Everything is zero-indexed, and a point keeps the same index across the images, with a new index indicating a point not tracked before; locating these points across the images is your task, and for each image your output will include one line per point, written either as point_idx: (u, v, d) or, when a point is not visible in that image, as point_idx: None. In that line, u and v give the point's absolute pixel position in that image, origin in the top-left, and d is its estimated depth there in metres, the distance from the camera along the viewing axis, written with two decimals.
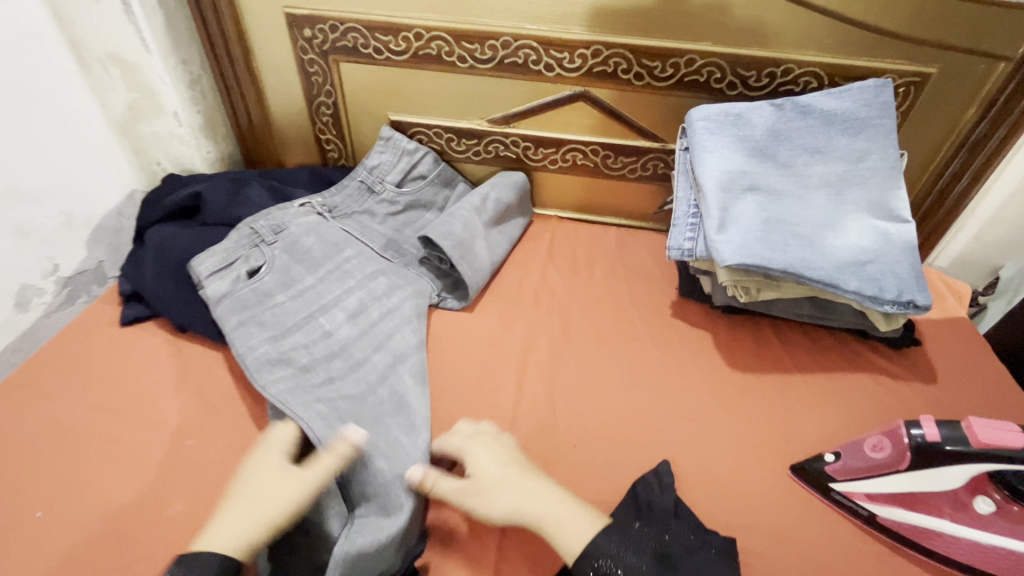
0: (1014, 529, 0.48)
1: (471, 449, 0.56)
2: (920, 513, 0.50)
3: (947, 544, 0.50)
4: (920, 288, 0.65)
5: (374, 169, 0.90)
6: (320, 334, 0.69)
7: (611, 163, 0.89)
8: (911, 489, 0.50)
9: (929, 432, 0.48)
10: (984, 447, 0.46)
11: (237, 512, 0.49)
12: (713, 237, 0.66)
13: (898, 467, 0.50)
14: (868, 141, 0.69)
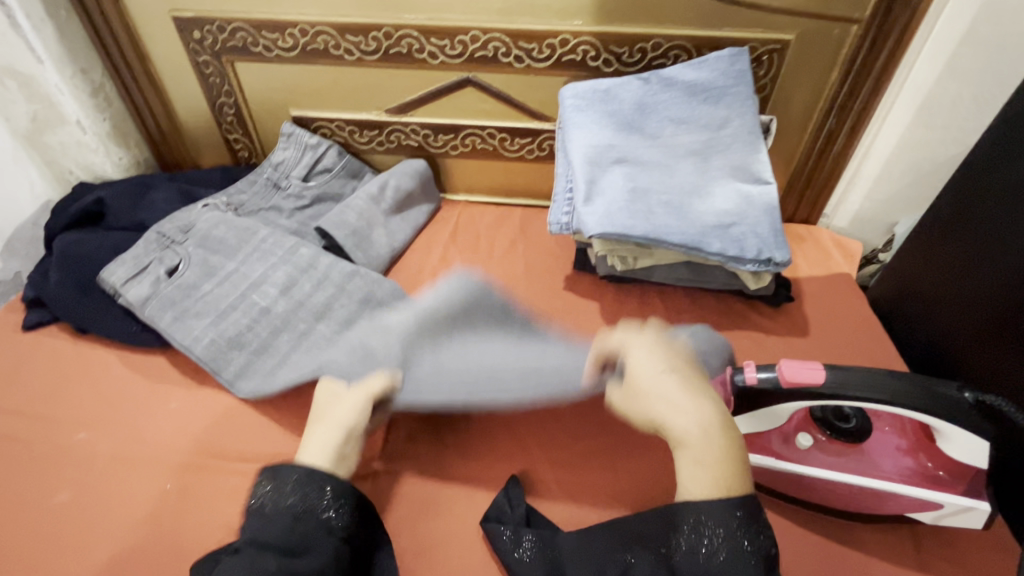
0: (829, 460, 0.52)
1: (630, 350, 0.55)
2: (750, 453, 0.54)
3: (775, 479, 0.53)
4: (779, 245, 0.69)
5: (279, 166, 0.92)
6: (255, 309, 0.71)
7: (508, 145, 0.92)
8: (741, 432, 0.54)
9: (749, 380, 0.51)
10: (791, 385, 0.49)
11: (319, 430, 0.56)
12: (581, 209, 0.69)
13: (727, 412, 0.53)
14: (728, 109, 0.72)
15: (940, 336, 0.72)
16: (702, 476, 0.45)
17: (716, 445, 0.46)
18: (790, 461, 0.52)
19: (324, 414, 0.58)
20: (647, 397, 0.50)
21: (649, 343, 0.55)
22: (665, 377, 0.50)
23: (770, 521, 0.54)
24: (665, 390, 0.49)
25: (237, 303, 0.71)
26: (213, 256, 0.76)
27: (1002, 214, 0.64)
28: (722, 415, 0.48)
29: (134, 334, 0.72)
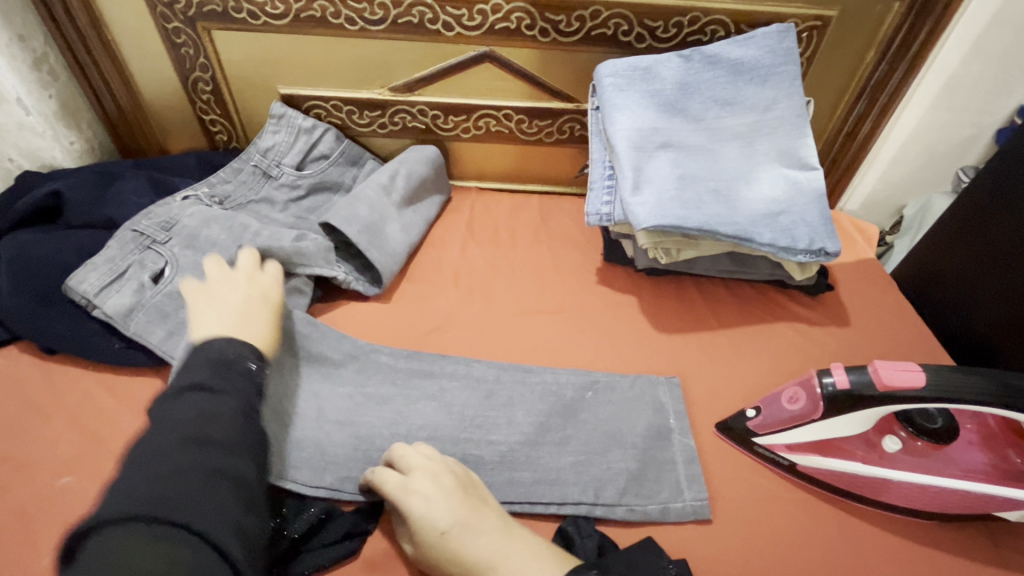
0: (916, 463, 0.51)
1: (412, 491, 0.47)
2: (840, 459, 0.52)
3: (863, 484, 0.52)
4: (829, 235, 0.66)
5: (269, 152, 0.82)
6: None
7: (526, 127, 0.85)
8: (828, 438, 0.52)
9: (841, 382, 0.49)
10: (889, 390, 0.47)
11: (233, 310, 0.54)
12: (628, 199, 0.63)
13: (811, 417, 0.51)
14: (775, 90, 0.68)
15: (975, 321, 0.72)
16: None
17: (526, 561, 0.43)
18: (879, 466, 0.51)
19: (231, 300, 0.55)
20: (439, 559, 0.45)
21: (414, 487, 0.47)
22: (445, 537, 0.45)
23: (849, 525, 0.52)
24: (455, 551, 0.44)
25: None
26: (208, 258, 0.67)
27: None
28: (470, 535, 0.45)
29: (115, 352, 0.62)
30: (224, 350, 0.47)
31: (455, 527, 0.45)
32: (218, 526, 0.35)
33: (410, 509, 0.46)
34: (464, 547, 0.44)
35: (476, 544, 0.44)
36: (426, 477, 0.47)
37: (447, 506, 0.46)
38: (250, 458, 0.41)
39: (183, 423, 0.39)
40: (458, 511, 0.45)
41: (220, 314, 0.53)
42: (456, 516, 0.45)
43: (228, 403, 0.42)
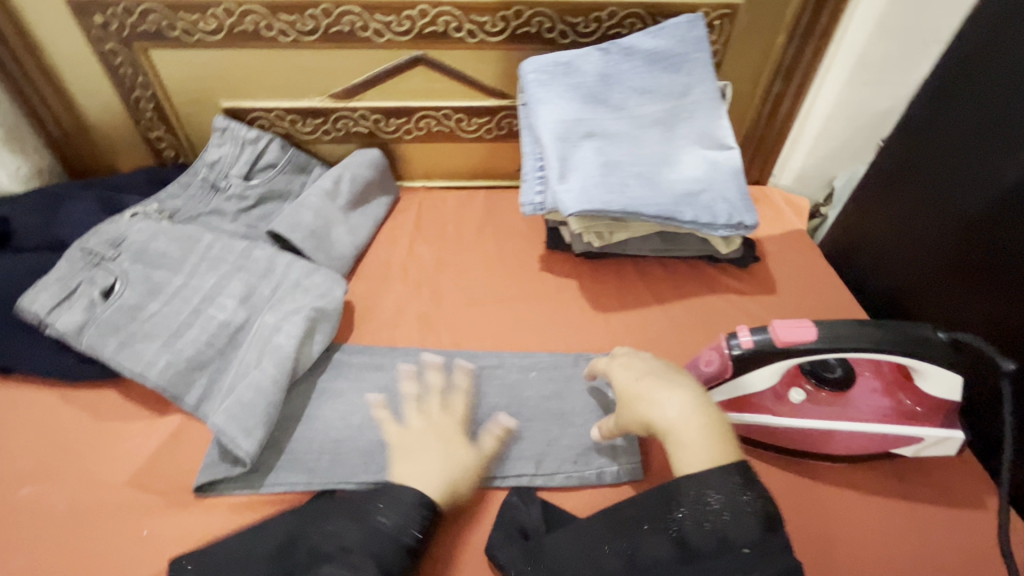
0: (821, 411, 0.56)
1: (614, 367, 0.57)
2: (752, 413, 0.56)
3: (775, 433, 0.56)
4: (747, 209, 0.71)
5: (216, 165, 0.84)
6: (215, 323, 0.64)
7: (465, 125, 0.88)
8: (739, 396, 0.56)
9: (747, 343, 0.53)
10: (787, 344, 0.52)
11: (432, 454, 0.53)
12: (556, 187, 0.67)
13: (722, 378, 0.55)
14: (689, 77, 0.73)
15: (888, 284, 0.77)
16: (701, 453, 0.46)
17: (702, 423, 0.48)
18: (787, 416, 0.55)
19: (416, 449, 0.54)
20: (641, 401, 0.51)
21: (624, 359, 0.57)
22: (639, 382, 0.53)
23: (767, 473, 0.57)
24: (646, 393, 0.51)
25: (195, 326, 0.64)
26: (159, 272, 0.69)
27: (937, 167, 0.69)
28: (698, 395, 0.51)
29: (70, 367, 0.64)
30: (388, 509, 0.49)
31: (644, 383, 0.52)
32: None
33: (613, 379, 0.56)
34: (648, 401, 0.51)
35: (662, 400, 0.50)
36: (652, 357, 0.57)
37: (653, 372, 0.53)
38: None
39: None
40: (653, 375, 0.53)
41: (400, 459, 0.53)
42: (648, 380, 0.52)
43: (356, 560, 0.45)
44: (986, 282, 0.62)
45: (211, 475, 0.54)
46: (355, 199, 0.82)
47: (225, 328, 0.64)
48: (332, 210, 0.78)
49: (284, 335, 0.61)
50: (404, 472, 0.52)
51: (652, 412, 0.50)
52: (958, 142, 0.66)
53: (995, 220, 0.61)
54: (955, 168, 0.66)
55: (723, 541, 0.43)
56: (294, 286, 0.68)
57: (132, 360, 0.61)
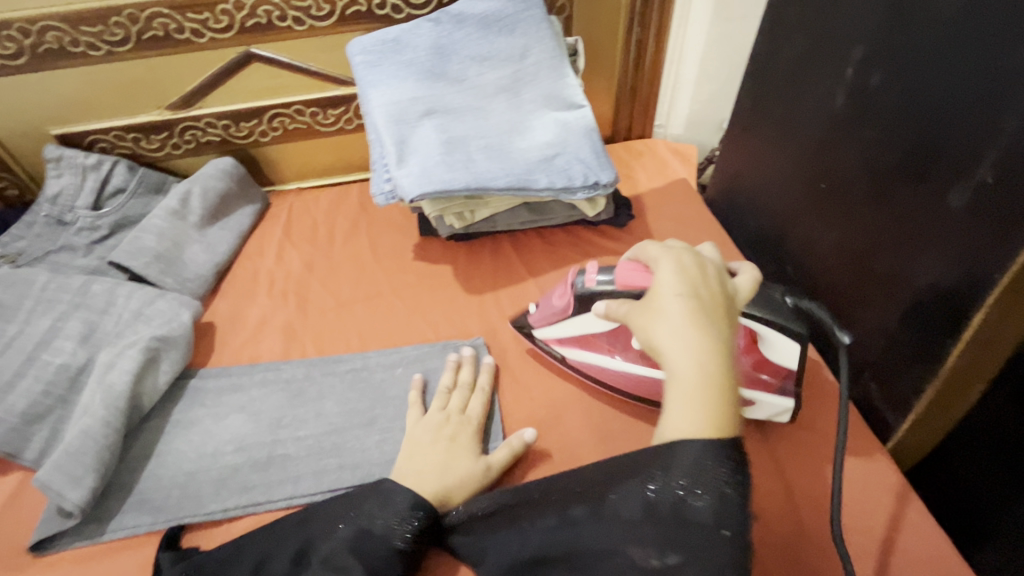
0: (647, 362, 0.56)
1: (660, 264, 0.46)
2: (594, 354, 0.59)
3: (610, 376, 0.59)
4: (603, 167, 0.69)
5: (57, 198, 0.79)
6: (48, 368, 0.60)
7: (322, 119, 0.83)
8: (585, 333, 0.58)
9: (589, 280, 0.54)
10: (627, 289, 0.50)
11: (434, 459, 0.52)
12: (395, 173, 0.64)
13: (571, 314, 0.57)
14: (525, 37, 0.69)
15: (759, 221, 0.75)
16: (687, 421, 0.37)
17: (713, 379, 0.38)
18: (626, 359, 0.57)
19: (437, 450, 0.53)
20: (678, 322, 0.41)
21: (682, 258, 0.46)
22: (671, 298, 0.42)
23: None
24: (684, 320, 0.40)
25: (28, 376, 0.60)
26: None
27: (780, 98, 0.66)
28: (722, 346, 0.40)
29: None
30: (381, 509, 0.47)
31: (675, 301, 0.42)
32: None
33: (658, 275, 0.45)
34: (664, 325, 0.41)
35: (679, 333, 0.40)
36: (713, 273, 0.45)
37: (683, 293, 0.42)
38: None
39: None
40: (685, 295, 0.42)
41: (409, 459, 0.53)
42: (679, 303, 0.41)
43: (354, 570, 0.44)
44: (835, 209, 0.61)
45: (46, 529, 0.51)
46: (212, 213, 0.78)
47: (63, 373, 0.61)
48: (183, 229, 0.74)
49: (119, 372, 0.58)
50: (405, 471, 0.52)
51: (663, 341, 0.40)
52: (791, 70, 0.64)
53: (834, 144, 0.59)
54: (793, 97, 0.64)
55: (702, 523, 0.36)
56: (134, 318, 0.64)
57: None
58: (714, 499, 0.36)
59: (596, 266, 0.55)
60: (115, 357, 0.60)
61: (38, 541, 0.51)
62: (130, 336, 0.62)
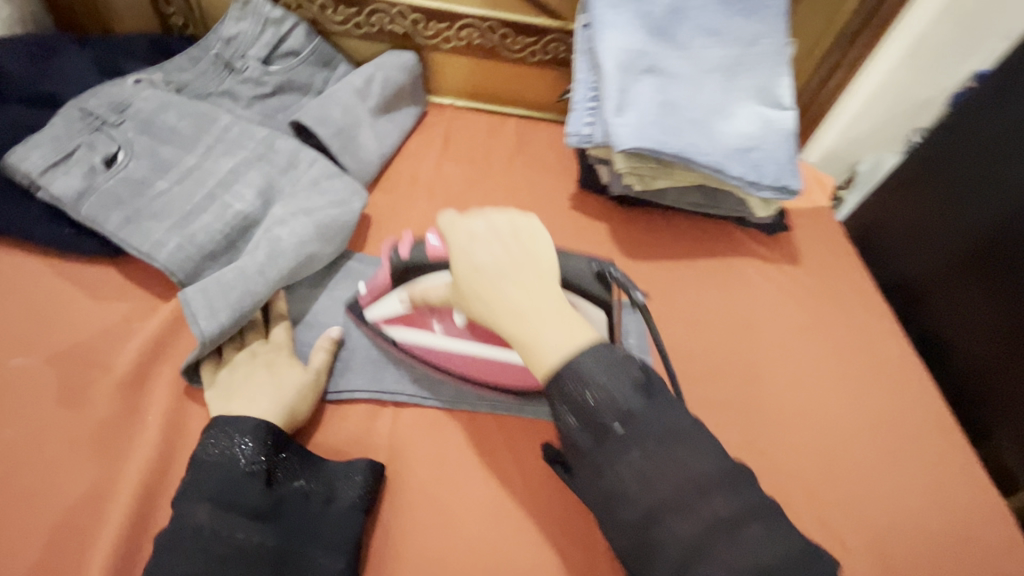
0: (477, 337, 0.56)
1: (451, 234, 0.49)
2: (418, 331, 0.57)
3: (444, 359, 0.58)
4: (793, 174, 0.69)
5: (233, 41, 0.76)
6: (229, 210, 0.59)
7: (510, 43, 0.82)
8: (408, 311, 0.56)
9: (403, 252, 0.54)
10: (437, 259, 0.52)
11: (266, 389, 0.50)
12: (610, 120, 0.64)
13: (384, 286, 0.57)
14: (761, 24, 0.69)
15: (905, 270, 0.80)
16: (543, 350, 0.42)
17: (562, 319, 0.44)
18: (447, 336, 0.57)
19: (273, 372, 0.52)
20: (469, 297, 0.46)
21: (494, 222, 0.49)
22: (485, 270, 0.46)
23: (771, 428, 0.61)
24: (486, 283, 0.45)
25: (210, 212, 0.59)
26: (166, 146, 0.63)
27: (970, 170, 0.71)
28: (550, 287, 0.46)
29: (63, 237, 0.58)
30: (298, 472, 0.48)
31: (487, 271, 0.46)
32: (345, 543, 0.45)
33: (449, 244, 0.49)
34: (485, 293, 0.45)
35: (510, 290, 0.45)
36: (522, 230, 0.49)
37: (502, 253, 0.46)
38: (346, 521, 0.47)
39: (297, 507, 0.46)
40: (504, 260, 0.46)
41: (231, 397, 0.50)
42: (513, 260, 0.46)
43: (302, 483, 0.48)
44: (1004, 287, 0.66)
45: (198, 356, 0.51)
46: (386, 105, 0.76)
47: (240, 219, 0.59)
48: (360, 109, 0.72)
49: (288, 230, 0.58)
50: (233, 405, 0.49)
51: (493, 303, 0.45)
52: (987, 144, 0.69)
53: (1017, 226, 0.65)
54: (990, 167, 0.69)
55: (627, 433, 0.39)
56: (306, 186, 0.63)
57: (133, 236, 0.57)
58: (608, 396, 0.40)
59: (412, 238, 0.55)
60: (285, 219, 0.59)
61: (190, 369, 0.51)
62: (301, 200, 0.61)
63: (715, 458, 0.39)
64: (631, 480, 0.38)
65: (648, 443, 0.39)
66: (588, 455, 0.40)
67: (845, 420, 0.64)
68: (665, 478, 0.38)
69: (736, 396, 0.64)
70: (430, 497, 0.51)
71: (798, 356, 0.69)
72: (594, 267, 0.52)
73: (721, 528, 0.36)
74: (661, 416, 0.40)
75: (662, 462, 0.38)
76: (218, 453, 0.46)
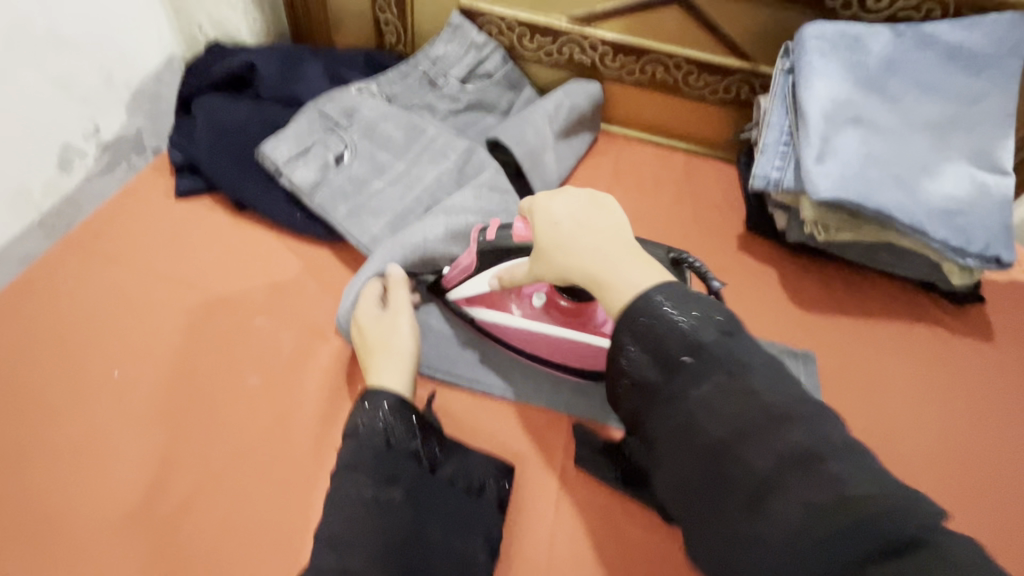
0: (556, 321, 0.58)
1: (540, 204, 0.48)
2: (498, 312, 0.60)
3: (518, 335, 0.60)
4: (1006, 244, 0.64)
5: (438, 61, 0.84)
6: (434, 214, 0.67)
7: (692, 80, 0.83)
8: (491, 291, 0.58)
9: (489, 235, 0.54)
10: (521, 242, 0.52)
11: (386, 356, 0.53)
12: (809, 167, 0.63)
13: (471, 270, 0.58)
14: (989, 82, 0.65)
15: None
16: (633, 285, 0.42)
17: (633, 267, 0.42)
18: (523, 317, 0.60)
19: (388, 334, 0.54)
20: (546, 253, 0.46)
21: (575, 196, 0.47)
22: (564, 232, 0.45)
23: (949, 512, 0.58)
24: (565, 245, 0.45)
25: (418, 213, 0.67)
26: (382, 148, 0.71)
27: None
28: (625, 233, 0.45)
29: (296, 220, 0.67)
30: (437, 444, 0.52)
31: (569, 233, 0.45)
32: (468, 528, 0.50)
33: (534, 213, 0.48)
34: (562, 250, 0.45)
35: (585, 244, 0.44)
36: (600, 205, 0.46)
37: (588, 223, 0.45)
38: (470, 512, 0.51)
39: (432, 487, 0.50)
40: (582, 223, 0.45)
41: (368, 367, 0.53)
42: (596, 231, 0.45)
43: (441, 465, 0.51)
44: None
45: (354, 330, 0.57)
46: (568, 131, 0.81)
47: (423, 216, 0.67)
48: (546, 133, 0.77)
49: (454, 230, 0.63)
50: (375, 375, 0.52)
51: (568, 259, 0.44)
52: None
53: None
54: None
55: (710, 379, 0.37)
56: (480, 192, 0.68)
57: (351, 225, 0.65)
58: (684, 331, 0.38)
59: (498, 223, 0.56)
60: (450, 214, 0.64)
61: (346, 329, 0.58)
62: (477, 206, 0.66)
63: (789, 390, 0.36)
64: (709, 411, 0.36)
65: (727, 379, 0.36)
66: (655, 387, 0.39)
67: None
68: (741, 408, 0.35)
69: (907, 471, 0.61)
70: None
71: (992, 439, 0.63)
72: (672, 254, 0.53)
73: (796, 458, 0.32)
74: (733, 350, 0.37)
75: (731, 392, 0.36)
76: (368, 424, 0.48)
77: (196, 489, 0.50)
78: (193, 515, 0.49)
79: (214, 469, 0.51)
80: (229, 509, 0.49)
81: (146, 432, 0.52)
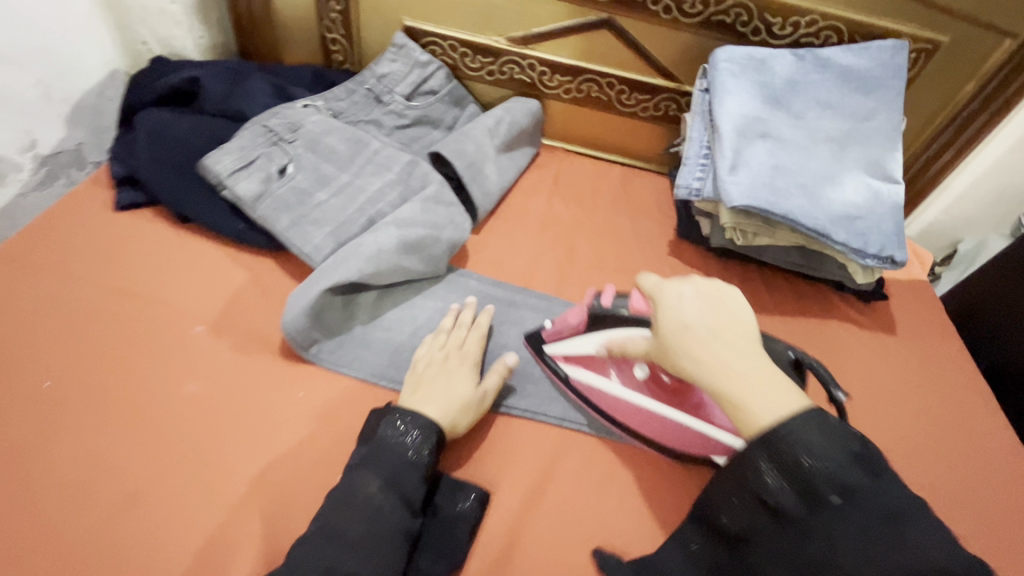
0: (654, 395, 0.58)
1: (664, 295, 0.49)
2: (595, 375, 0.61)
3: (612, 404, 0.60)
4: (899, 245, 0.71)
5: (384, 78, 0.87)
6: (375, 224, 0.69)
7: (625, 98, 0.89)
8: (595, 356, 0.60)
9: (605, 301, 0.59)
10: (637, 314, 0.57)
11: (441, 389, 0.56)
12: (725, 178, 0.68)
13: (576, 329, 0.61)
14: (878, 101, 0.73)
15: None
16: (773, 411, 0.43)
17: (764, 376, 0.44)
18: (623, 388, 0.60)
19: (446, 374, 0.57)
20: (676, 352, 0.47)
21: (705, 290, 0.49)
22: (696, 335, 0.46)
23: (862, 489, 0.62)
24: (697, 347, 0.46)
25: (360, 223, 0.69)
26: (326, 161, 0.73)
27: None
28: (753, 345, 0.47)
29: (238, 231, 0.68)
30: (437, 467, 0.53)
31: (699, 335, 0.46)
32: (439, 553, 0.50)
33: (660, 305, 0.49)
34: (692, 347, 0.46)
35: (717, 347, 0.46)
36: (735, 307, 0.48)
37: (720, 324, 0.47)
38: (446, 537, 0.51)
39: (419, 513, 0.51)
40: (715, 324, 0.47)
41: (417, 391, 0.56)
42: (722, 329, 0.47)
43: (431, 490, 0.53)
44: None
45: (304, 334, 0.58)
46: (508, 145, 0.85)
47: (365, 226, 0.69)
48: (488, 147, 0.81)
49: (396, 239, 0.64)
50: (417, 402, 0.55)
51: (696, 359, 0.46)
52: None
53: None
54: None
55: (855, 520, 0.39)
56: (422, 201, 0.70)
57: (294, 236, 0.67)
58: (826, 465, 0.40)
59: (612, 289, 0.60)
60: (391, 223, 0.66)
61: (291, 335, 0.58)
62: (418, 216, 0.68)
63: (947, 541, 0.38)
64: (851, 554, 0.39)
65: (861, 517, 0.39)
66: (794, 514, 0.41)
67: (941, 491, 0.64)
68: (884, 553, 0.38)
69: None
70: (534, 501, 0.55)
71: (899, 422, 0.69)
72: (793, 355, 0.55)
73: None
74: (882, 498, 0.39)
75: (884, 542, 0.38)
76: (391, 437, 0.51)
77: (129, 498, 0.50)
78: (126, 524, 0.48)
79: (148, 477, 0.51)
80: (164, 518, 0.49)
81: (79, 443, 0.52)
